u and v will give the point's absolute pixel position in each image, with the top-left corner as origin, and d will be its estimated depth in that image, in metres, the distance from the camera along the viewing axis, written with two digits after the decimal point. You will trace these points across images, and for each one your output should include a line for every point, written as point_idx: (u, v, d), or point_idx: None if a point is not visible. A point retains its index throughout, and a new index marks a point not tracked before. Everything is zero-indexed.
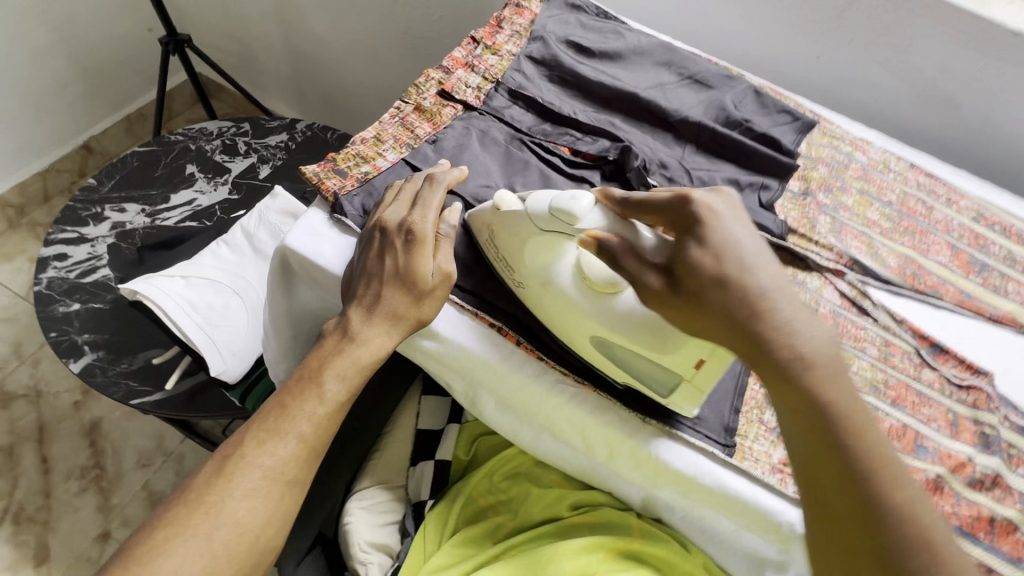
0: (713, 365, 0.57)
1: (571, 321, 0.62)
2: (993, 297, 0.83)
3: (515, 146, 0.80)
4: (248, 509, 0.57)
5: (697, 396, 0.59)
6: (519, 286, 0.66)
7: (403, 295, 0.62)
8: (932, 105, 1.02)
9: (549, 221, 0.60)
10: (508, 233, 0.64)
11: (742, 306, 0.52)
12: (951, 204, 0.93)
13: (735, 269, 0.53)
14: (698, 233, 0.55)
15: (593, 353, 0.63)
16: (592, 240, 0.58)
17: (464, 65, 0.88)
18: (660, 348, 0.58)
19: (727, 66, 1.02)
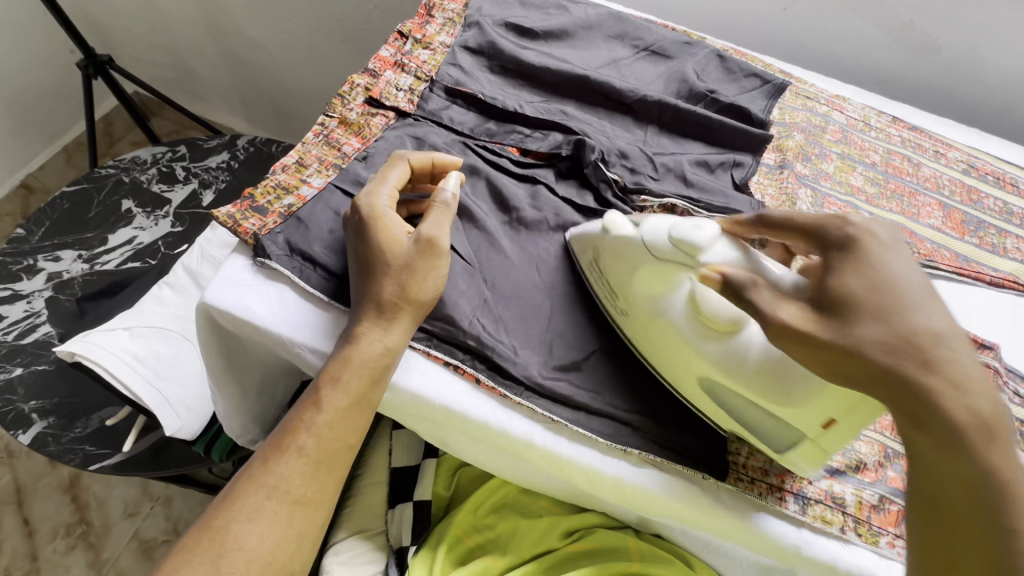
0: (847, 426, 0.50)
1: (685, 364, 0.56)
2: (991, 258, 0.77)
3: (457, 151, 0.72)
4: (255, 533, 0.51)
5: (820, 457, 0.53)
6: (624, 314, 0.61)
7: (383, 281, 0.56)
8: (911, 49, 0.94)
9: (666, 250, 0.55)
10: (614, 257, 0.60)
11: (911, 344, 0.44)
12: (939, 158, 0.86)
13: (887, 303, 0.46)
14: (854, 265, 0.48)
15: (703, 398, 0.57)
16: (715, 277, 0.50)
17: (393, 65, 0.79)
18: (786, 405, 0.51)
19: (686, 31, 0.93)
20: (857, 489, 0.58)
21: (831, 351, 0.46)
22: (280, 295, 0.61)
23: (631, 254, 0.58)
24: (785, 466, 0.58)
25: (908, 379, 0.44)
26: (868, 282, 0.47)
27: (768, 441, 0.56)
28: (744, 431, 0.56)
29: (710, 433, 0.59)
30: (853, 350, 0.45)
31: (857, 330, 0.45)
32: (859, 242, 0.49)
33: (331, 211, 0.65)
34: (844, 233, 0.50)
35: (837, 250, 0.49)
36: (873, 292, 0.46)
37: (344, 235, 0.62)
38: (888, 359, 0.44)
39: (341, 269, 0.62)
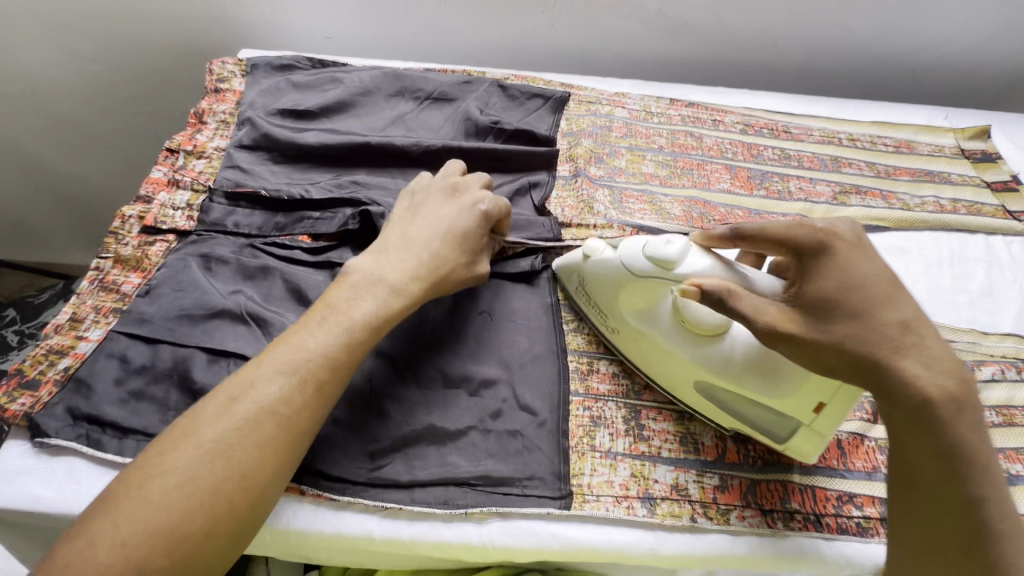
0: (835, 408, 0.53)
1: (680, 369, 0.60)
2: (780, 204, 0.83)
3: (247, 256, 0.70)
4: (253, 454, 0.49)
5: (819, 441, 0.56)
6: (615, 330, 0.66)
7: (458, 261, 0.63)
8: (672, 33, 1.02)
9: (647, 269, 0.59)
10: (602, 282, 0.65)
11: (880, 339, 0.49)
12: (718, 125, 0.92)
13: (860, 305, 0.49)
14: (832, 262, 0.51)
15: (700, 400, 0.61)
16: (694, 291, 0.53)
17: (168, 184, 0.76)
18: (772, 384, 0.55)
19: (465, 70, 0.96)
20: (698, 474, 0.59)
21: (811, 346, 0.50)
22: (70, 470, 0.55)
23: (616, 279, 0.63)
24: (629, 471, 0.59)
25: (896, 368, 0.48)
26: (842, 281, 0.51)
27: (766, 432, 0.59)
28: (739, 421, 0.60)
29: (551, 463, 0.59)
30: (828, 347, 0.49)
31: (830, 325, 0.49)
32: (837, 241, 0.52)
33: (115, 360, 0.61)
34: (813, 237, 0.53)
35: (810, 257, 0.52)
36: (844, 289, 0.50)
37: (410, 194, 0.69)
38: (866, 349, 0.48)
39: (133, 421, 0.57)
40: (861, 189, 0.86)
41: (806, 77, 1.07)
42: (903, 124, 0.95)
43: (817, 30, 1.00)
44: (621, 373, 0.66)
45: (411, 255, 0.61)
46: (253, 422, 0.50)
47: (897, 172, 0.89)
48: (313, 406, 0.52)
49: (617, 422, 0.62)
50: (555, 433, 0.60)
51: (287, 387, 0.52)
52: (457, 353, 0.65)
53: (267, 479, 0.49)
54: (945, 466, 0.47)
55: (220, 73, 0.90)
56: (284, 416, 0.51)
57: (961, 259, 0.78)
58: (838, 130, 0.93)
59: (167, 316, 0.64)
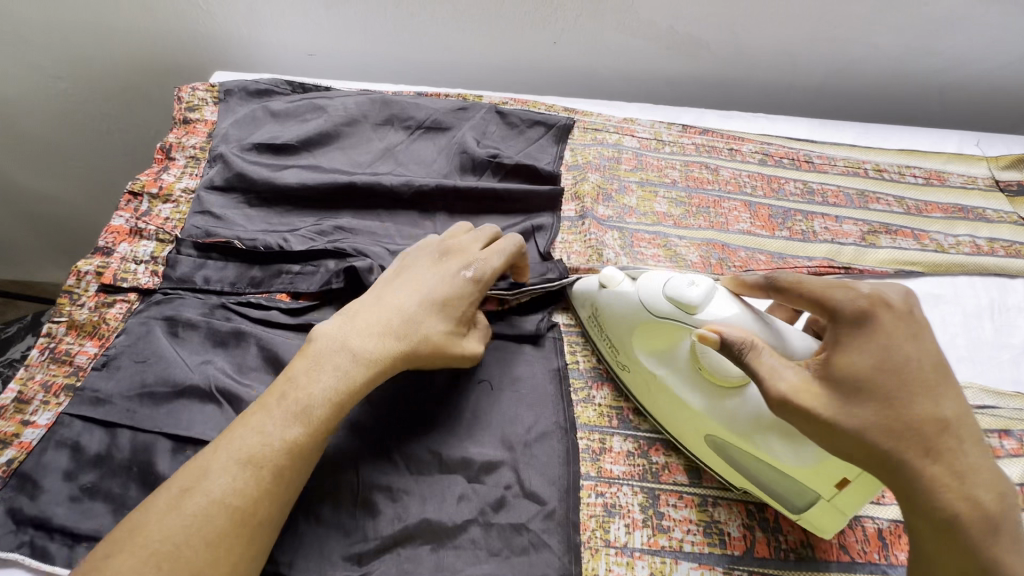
0: (862, 485, 0.48)
1: (692, 421, 0.56)
2: (805, 247, 0.76)
3: (219, 318, 0.63)
4: (203, 560, 0.42)
5: (839, 517, 0.51)
6: (625, 369, 0.62)
7: (436, 325, 0.56)
8: (682, 52, 0.94)
9: (666, 312, 0.55)
10: (616, 318, 0.60)
11: (913, 436, 0.44)
12: (734, 155, 0.85)
13: (890, 391, 0.45)
14: (874, 339, 0.47)
15: (712, 456, 0.56)
16: (715, 336, 0.49)
17: (130, 234, 0.69)
18: (794, 452, 0.50)
19: (460, 95, 0.89)
20: (725, 573, 0.53)
21: (826, 423, 0.45)
22: None
23: (632, 316, 0.58)
24: (647, 571, 0.52)
25: (922, 474, 0.43)
26: (877, 361, 0.46)
27: (779, 500, 0.54)
28: (749, 482, 0.55)
29: (559, 563, 0.52)
30: (845, 432, 0.44)
31: (856, 410, 0.45)
32: (879, 315, 0.47)
33: (66, 449, 0.54)
34: (854, 303, 0.48)
35: (846, 325, 0.48)
36: (879, 369, 0.45)
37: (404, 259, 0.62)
38: (893, 445, 0.44)
39: (84, 525, 0.50)
40: (891, 228, 0.79)
41: (825, 98, 1.00)
42: (933, 153, 0.88)
43: (839, 49, 0.93)
44: (636, 450, 0.60)
45: (384, 317, 0.54)
46: (203, 520, 0.43)
47: (928, 208, 0.82)
48: (272, 493, 0.45)
49: (633, 510, 0.56)
50: (563, 526, 0.54)
51: (243, 476, 0.45)
52: (454, 431, 0.58)
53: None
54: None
55: (189, 102, 0.82)
56: (239, 508, 0.44)
57: (1002, 308, 0.72)
58: (864, 160, 0.86)
59: (126, 395, 0.57)
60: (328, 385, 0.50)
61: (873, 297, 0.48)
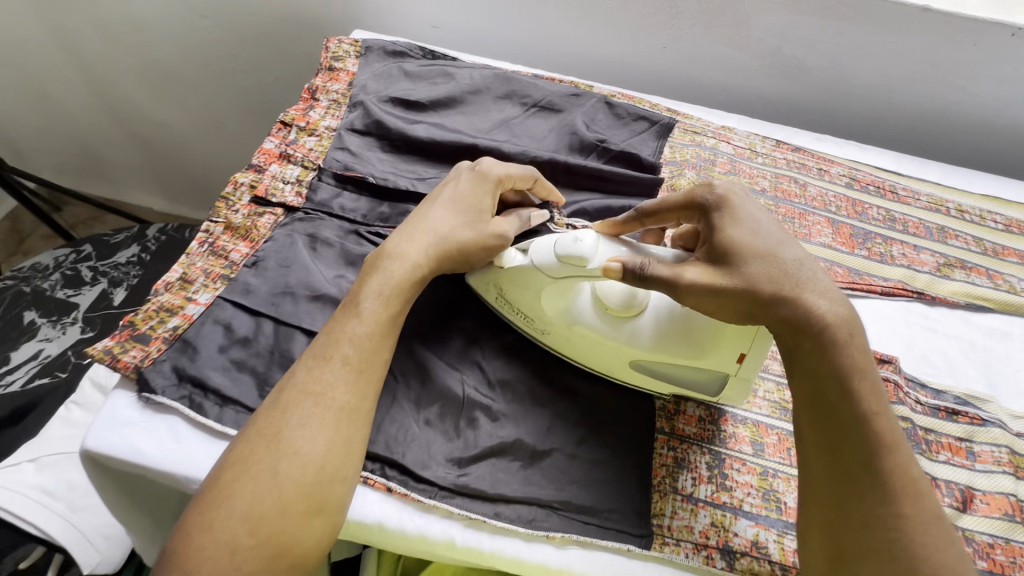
0: (754, 356, 0.57)
1: (614, 355, 0.61)
2: (881, 268, 0.81)
3: (351, 242, 0.71)
4: (306, 436, 0.50)
5: (745, 387, 0.60)
6: (544, 333, 0.64)
7: (456, 224, 0.62)
8: (785, 73, 1.00)
9: (561, 269, 0.59)
10: (520, 285, 0.63)
11: (787, 280, 0.52)
12: (823, 175, 0.90)
13: (762, 249, 0.53)
14: (730, 217, 0.55)
15: (637, 377, 0.62)
16: (617, 267, 0.55)
17: (279, 157, 0.77)
18: (704, 342, 0.57)
19: (573, 82, 0.95)
20: (781, 535, 0.58)
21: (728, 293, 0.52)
22: (173, 430, 0.57)
23: (534, 280, 0.62)
24: (709, 519, 0.58)
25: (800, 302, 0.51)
26: (744, 229, 0.54)
27: (698, 388, 0.62)
28: (671, 386, 0.63)
29: (633, 499, 0.58)
30: (744, 291, 0.51)
31: (744, 275, 0.52)
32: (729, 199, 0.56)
33: (220, 327, 0.62)
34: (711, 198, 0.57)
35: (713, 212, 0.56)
36: (747, 236, 0.53)
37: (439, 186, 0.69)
38: (772, 289, 0.51)
39: (234, 392, 0.59)
40: (966, 264, 0.83)
41: (914, 136, 1.04)
42: (1015, 203, 0.91)
43: (939, 91, 0.96)
44: (707, 417, 0.65)
45: (408, 224, 0.62)
46: (314, 410, 0.51)
47: (1005, 252, 0.85)
48: (348, 382, 0.53)
49: (701, 467, 0.61)
50: (639, 470, 0.60)
51: (320, 371, 0.53)
52: (547, 372, 0.65)
53: (334, 463, 0.51)
54: (839, 387, 0.50)
55: (335, 52, 0.90)
56: (322, 395, 0.52)
57: None
58: (947, 199, 0.90)
59: (271, 291, 0.65)
60: (375, 286, 0.58)
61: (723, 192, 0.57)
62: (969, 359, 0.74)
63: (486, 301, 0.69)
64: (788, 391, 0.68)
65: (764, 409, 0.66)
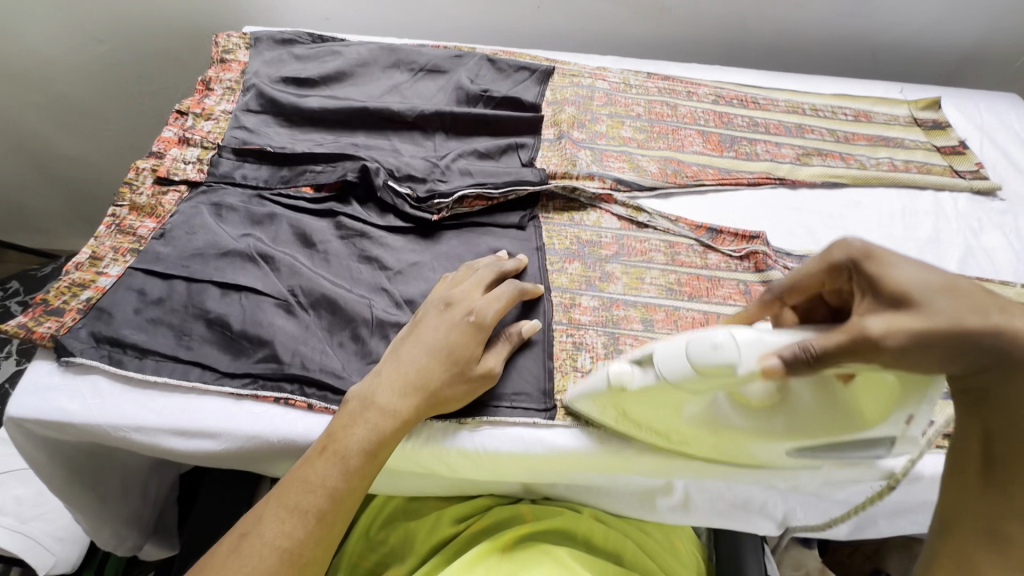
0: (922, 412, 0.49)
1: (771, 443, 0.52)
2: (747, 164, 0.90)
3: (255, 204, 0.75)
4: (292, 531, 0.51)
5: (914, 441, 0.53)
6: (661, 429, 0.57)
7: (447, 376, 0.59)
8: (650, 15, 1.10)
9: (695, 379, 0.48)
10: (643, 399, 0.53)
11: (985, 301, 0.42)
12: (692, 96, 1.00)
13: (939, 279, 0.43)
14: (881, 264, 0.45)
15: (793, 459, 0.55)
16: (775, 361, 0.45)
17: (178, 141, 0.81)
18: (869, 421, 0.49)
19: (457, 47, 1.03)
20: None
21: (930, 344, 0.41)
22: (95, 387, 0.60)
23: (650, 389, 0.52)
24: None
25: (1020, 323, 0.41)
26: (910, 271, 0.44)
27: (860, 461, 0.55)
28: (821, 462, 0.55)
29: (538, 380, 0.64)
30: (945, 330, 0.41)
31: (934, 314, 0.41)
32: (872, 250, 0.46)
33: (133, 292, 0.66)
34: (852, 254, 0.47)
35: (866, 269, 0.46)
36: (914, 283, 0.43)
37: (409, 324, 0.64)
38: (960, 313, 0.41)
39: (152, 344, 0.62)
40: (822, 152, 0.93)
41: (774, 56, 1.16)
42: (861, 97, 1.03)
43: (783, 11, 1.08)
44: (601, 306, 0.72)
45: (398, 371, 0.58)
46: (318, 515, 0.52)
47: (856, 138, 0.96)
48: (347, 487, 0.54)
49: (597, 346, 0.68)
50: (540, 357, 0.66)
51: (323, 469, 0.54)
52: None
53: (308, 556, 0.52)
54: None
55: (225, 45, 0.95)
56: (319, 495, 0.53)
57: (911, 212, 0.86)
58: (802, 102, 1.01)
59: (181, 255, 0.69)
60: (387, 401, 0.57)
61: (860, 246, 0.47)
62: (829, 227, 0.83)
63: (387, 238, 0.74)
64: (672, 275, 0.75)
65: (652, 291, 0.73)
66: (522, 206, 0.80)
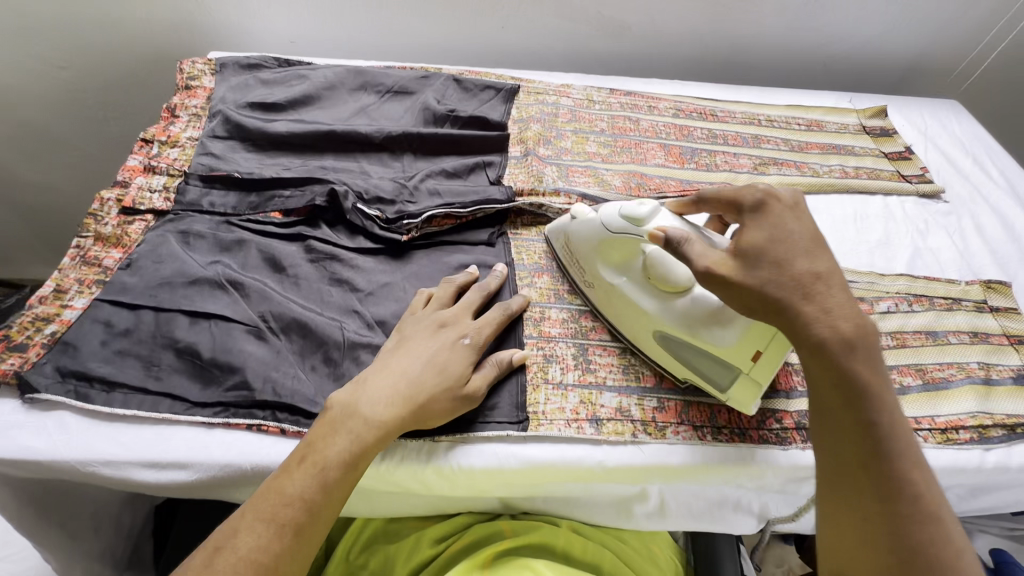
0: (769, 354, 0.59)
1: (641, 321, 0.66)
2: (707, 175, 0.94)
3: (224, 231, 0.75)
4: (265, 543, 0.50)
5: (753, 390, 0.61)
6: (591, 286, 0.72)
7: (436, 390, 0.59)
8: (612, 32, 1.13)
9: (619, 225, 0.65)
10: (586, 242, 0.70)
11: (807, 279, 0.52)
12: (653, 110, 1.03)
13: (783, 245, 0.53)
14: (761, 220, 0.56)
15: (659, 350, 0.66)
16: (660, 236, 0.59)
17: (144, 170, 0.81)
18: (721, 334, 0.60)
19: (423, 68, 1.04)
20: (640, 399, 0.67)
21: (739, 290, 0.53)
22: (61, 422, 0.60)
23: (597, 237, 0.68)
24: (578, 398, 0.66)
25: (818, 333, 0.50)
26: (769, 235, 0.54)
27: (709, 382, 0.64)
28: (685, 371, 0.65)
29: (510, 394, 0.65)
30: (750, 285, 0.52)
31: (755, 274, 0.52)
32: (769, 205, 0.57)
33: (99, 324, 0.65)
34: (756, 198, 0.58)
35: (749, 213, 0.57)
36: (770, 241, 0.54)
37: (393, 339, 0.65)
38: (852, 334, 0.50)
39: (119, 377, 0.62)
40: (778, 161, 0.97)
41: (731, 69, 1.21)
42: (813, 107, 1.08)
43: (737, 27, 1.13)
44: (570, 318, 0.73)
45: (387, 382, 0.59)
46: (295, 523, 0.52)
47: (809, 146, 1.01)
48: (323, 496, 0.53)
49: (567, 358, 0.70)
50: (512, 371, 0.67)
51: (301, 480, 0.53)
52: None
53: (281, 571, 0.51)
54: (860, 430, 0.48)
55: (190, 72, 0.95)
56: (293, 508, 0.52)
57: (863, 216, 0.90)
58: (758, 113, 1.05)
59: (148, 285, 0.69)
60: (368, 410, 0.57)
61: (768, 192, 0.57)
62: None
63: (358, 259, 0.75)
64: None
65: None
66: (490, 224, 0.82)
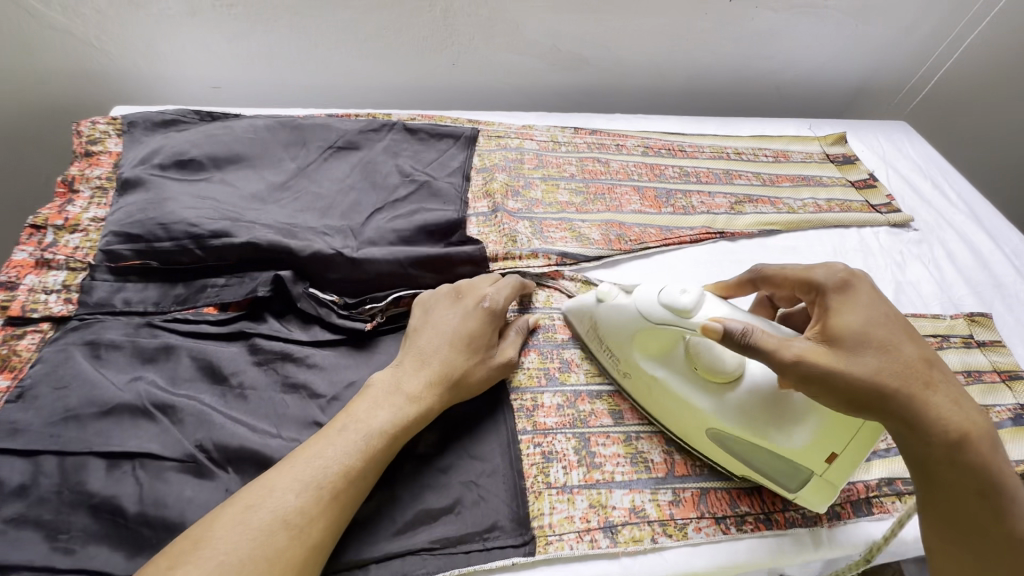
0: (846, 457, 0.54)
1: (695, 420, 0.59)
2: (687, 219, 0.89)
3: (145, 336, 0.63)
4: (295, 504, 0.47)
5: (830, 489, 0.56)
6: (625, 375, 0.65)
7: (469, 363, 0.61)
8: (570, 66, 1.08)
9: (660, 318, 0.58)
10: (614, 328, 0.63)
11: (914, 373, 0.49)
12: (621, 149, 0.98)
13: (879, 337, 0.50)
14: (843, 299, 0.53)
15: (715, 449, 0.60)
16: (717, 328, 0.52)
17: (36, 266, 0.67)
18: (794, 432, 0.55)
19: (369, 115, 0.94)
20: (654, 493, 0.60)
21: (848, 379, 0.48)
22: None
23: (632, 326, 0.61)
24: (586, 502, 0.58)
25: (929, 404, 0.48)
26: (863, 318, 0.51)
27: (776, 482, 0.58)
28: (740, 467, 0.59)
29: (509, 508, 0.57)
30: (862, 380, 0.48)
31: (859, 362, 0.48)
32: (849, 286, 0.54)
33: None
34: (831, 276, 0.56)
35: (830, 292, 0.54)
36: (868, 324, 0.51)
37: (417, 311, 0.66)
38: (899, 382, 0.48)
39: (13, 557, 0.48)
40: (752, 198, 0.94)
41: (689, 98, 1.18)
42: (777, 136, 1.06)
43: (695, 58, 1.10)
44: (565, 403, 0.66)
45: (423, 362, 0.59)
46: (264, 536, 0.45)
47: (779, 179, 0.99)
48: (357, 463, 0.51)
49: (569, 454, 0.62)
50: (508, 479, 0.59)
51: (344, 447, 0.51)
52: None
53: (311, 539, 0.47)
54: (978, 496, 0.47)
55: (90, 134, 0.80)
56: (324, 471, 0.49)
57: (842, 252, 0.88)
58: (725, 146, 1.02)
59: (48, 421, 0.55)
60: (411, 384, 0.57)
61: (847, 272, 0.55)
62: None
63: (315, 355, 0.64)
64: None
65: None
66: None
